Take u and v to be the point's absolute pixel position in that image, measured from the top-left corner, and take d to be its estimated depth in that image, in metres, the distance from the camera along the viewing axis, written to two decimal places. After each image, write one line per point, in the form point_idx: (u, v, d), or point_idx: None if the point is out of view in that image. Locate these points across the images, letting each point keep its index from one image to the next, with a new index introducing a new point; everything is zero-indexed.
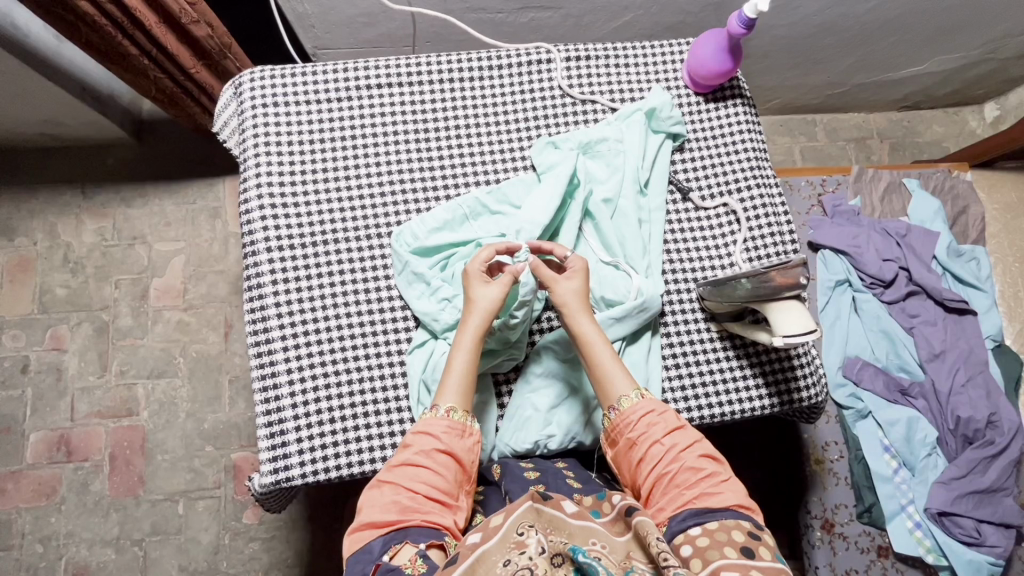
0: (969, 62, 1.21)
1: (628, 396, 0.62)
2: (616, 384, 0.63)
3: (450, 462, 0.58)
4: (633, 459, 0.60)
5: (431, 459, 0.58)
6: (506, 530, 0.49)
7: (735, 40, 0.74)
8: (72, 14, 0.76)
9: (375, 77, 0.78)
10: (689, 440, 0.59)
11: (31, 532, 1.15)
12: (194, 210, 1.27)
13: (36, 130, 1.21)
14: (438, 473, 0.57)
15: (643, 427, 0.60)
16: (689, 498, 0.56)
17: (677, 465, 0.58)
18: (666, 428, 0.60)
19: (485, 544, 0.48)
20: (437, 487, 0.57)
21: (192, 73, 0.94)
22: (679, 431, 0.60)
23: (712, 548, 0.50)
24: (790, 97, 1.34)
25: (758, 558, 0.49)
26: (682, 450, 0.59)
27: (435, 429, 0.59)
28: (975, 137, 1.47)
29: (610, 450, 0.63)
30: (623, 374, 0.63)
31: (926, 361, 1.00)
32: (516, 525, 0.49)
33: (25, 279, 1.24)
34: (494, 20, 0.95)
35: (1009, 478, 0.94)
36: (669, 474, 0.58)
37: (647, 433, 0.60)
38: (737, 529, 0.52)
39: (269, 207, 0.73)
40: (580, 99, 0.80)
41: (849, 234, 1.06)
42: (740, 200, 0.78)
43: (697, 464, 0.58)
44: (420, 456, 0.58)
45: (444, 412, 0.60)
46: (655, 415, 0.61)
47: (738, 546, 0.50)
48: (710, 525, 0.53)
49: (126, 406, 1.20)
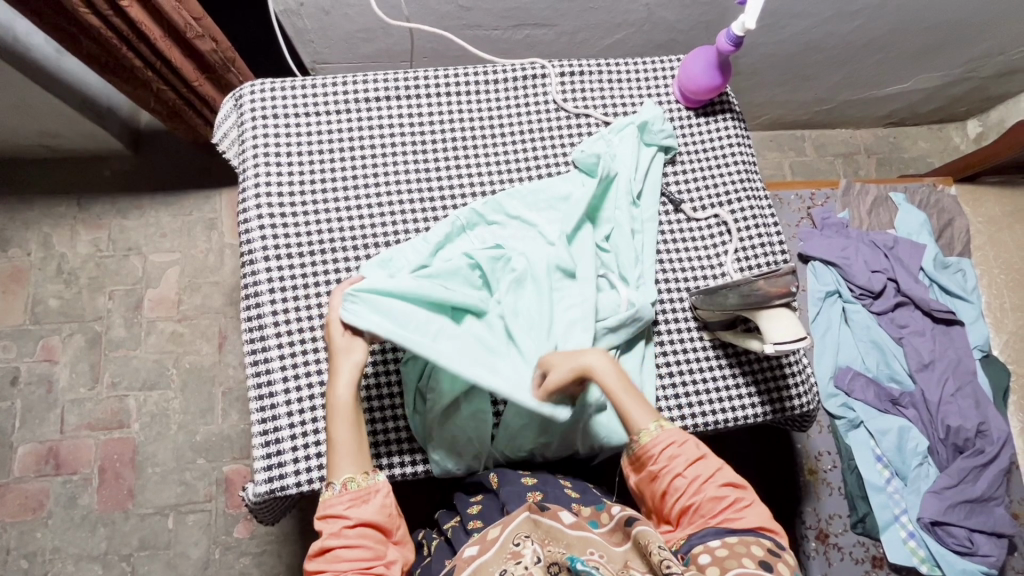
0: (951, 79, 1.25)
1: (647, 428, 0.61)
2: (637, 413, 0.61)
3: (365, 529, 0.58)
4: (655, 488, 0.61)
5: (344, 535, 0.57)
6: (502, 542, 0.54)
7: (725, 57, 0.76)
8: (76, 26, 0.79)
9: (374, 90, 0.79)
10: (712, 470, 0.60)
11: (17, 548, 1.13)
12: (190, 221, 1.28)
13: (32, 140, 1.21)
14: (356, 544, 0.57)
15: (667, 458, 0.60)
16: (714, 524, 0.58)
17: (700, 495, 0.59)
18: (689, 460, 0.60)
19: (482, 556, 0.54)
20: (360, 558, 0.56)
21: (195, 85, 0.95)
22: (701, 461, 0.61)
23: (731, 558, 0.54)
24: (779, 113, 1.37)
25: (777, 572, 0.53)
26: (706, 479, 0.60)
27: (338, 508, 0.58)
28: (958, 152, 1.51)
29: (633, 476, 0.63)
30: (640, 405, 0.62)
31: (916, 371, 1.02)
32: (512, 536, 0.54)
33: (18, 290, 1.23)
34: (490, 36, 0.97)
35: (999, 487, 0.96)
36: (692, 504, 0.59)
37: (669, 466, 0.60)
38: (756, 544, 0.56)
39: (268, 216, 0.73)
40: (574, 112, 0.82)
41: (838, 246, 1.09)
42: (731, 211, 0.80)
43: (719, 493, 0.59)
44: (332, 538, 0.57)
45: (340, 487, 0.59)
46: (678, 446, 0.61)
47: (757, 559, 0.54)
48: (730, 540, 0.56)
49: (117, 418, 1.19)
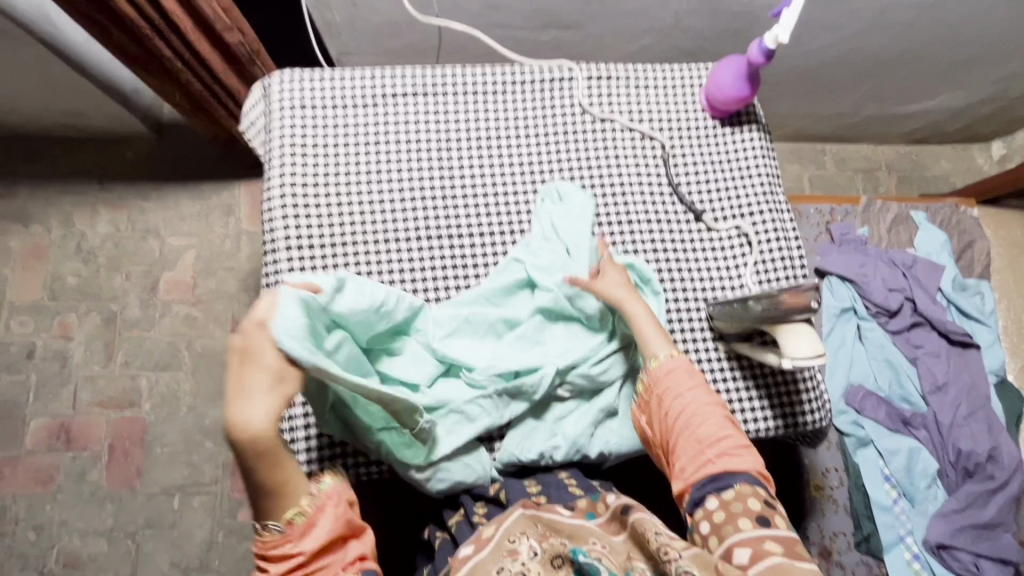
0: (979, 99, 1.24)
1: (659, 355, 0.64)
2: (653, 340, 0.65)
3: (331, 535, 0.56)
4: (659, 420, 0.63)
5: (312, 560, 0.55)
6: (498, 542, 0.56)
7: (755, 67, 0.76)
8: (107, 16, 0.78)
9: (401, 86, 0.80)
10: (711, 401, 0.61)
11: (25, 519, 1.15)
12: (208, 205, 1.29)
13: (57, 119, 1.23)
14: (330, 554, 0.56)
15: (669, 385, 0.63)
16: (714, 462, 0.58)
17: (699, 423, 0.60)
18: (689, 386, 0.62)
19: (477, 555, 0.55)
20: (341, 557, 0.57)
21: (222, 77, 0.96)
22: (702, 392, 0.62)
23: (728, 523, 0.55)
24: (802, 125, 1.35)
25: (774, 527, 0.54)
26: (704, 408, 0.61)
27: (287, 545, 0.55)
28: (982, 173, 1.49)
29: (644, 418, 0.65)
30: (659, 334, 0.66)
31: (929, 393, 1.01)
32: (506, 536, 0.56)
33: (38, 266, 1.25)
34: (517, 36, 0.97)
35: (1008, 514, 0.95)
36: (690, 433, 0.60)
37: (671, 391, 0.62)
38: (753, 497, 0.56)
39: (292, 206, 0.74)
40: (599, 117, 0.82)
41: (857, 263, 1.08)
42: (753, 223, 0.79)
43: (720, 426, 0.60)
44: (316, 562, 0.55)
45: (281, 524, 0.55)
46: (679, 373, 0.63)
47: (753, 516, 0.54)
48: (727, 496, 0.56)
49: (129, 397, 1.20)
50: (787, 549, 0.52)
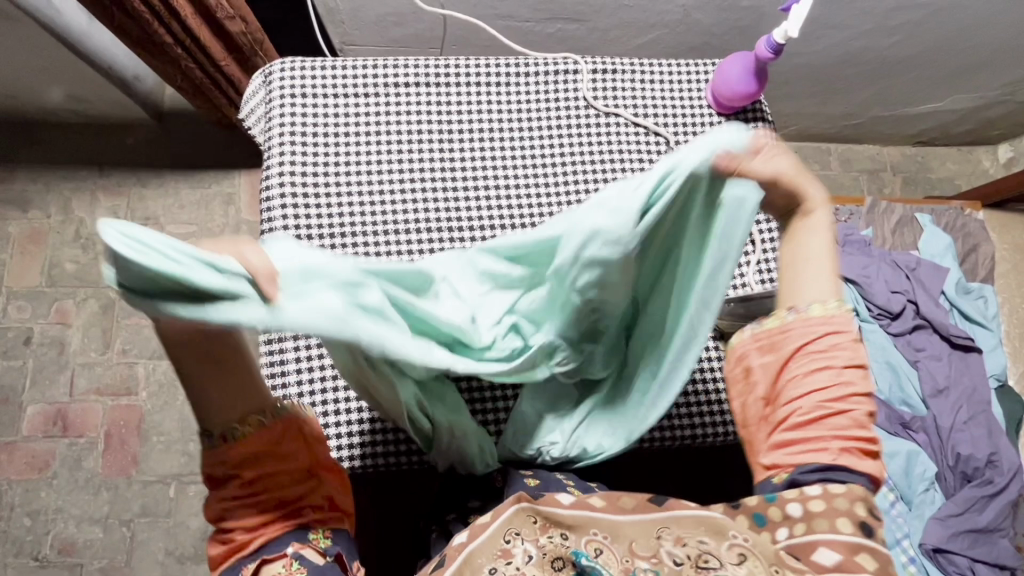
0: (986, 101, 1.23)
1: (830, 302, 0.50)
2: (818, 283, 0.51)
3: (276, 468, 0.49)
4: (785, 373, 0.50)
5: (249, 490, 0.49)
6: (492, 533, 0.50)
7: (762, 63, 0.75)
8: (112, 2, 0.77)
9: (403, 76, 0.79)
10: (865, 386, 0.49)
11: (21, 505, 1.15)
12: (208, 194, 1.28)
13: (57, 104, 1.22)
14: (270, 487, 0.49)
15: (826, 346, 0.49)
16: (831, 447, 0.48)
17: (839, 404, 0.48)
18: (849, 360, 0.49)
19: (470, 544, 0.50)
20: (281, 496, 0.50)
21: (221, 65, 0.94)
22: (861, 372, 0.49)
23: (824, 517, 0.46)
24: (807, 124, 1.34)
25: (874, 540, 0.46)
26: (852, 391, 0.48)
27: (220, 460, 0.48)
28: (987, 176, 1.48)
29: (759, 360, 0.52)
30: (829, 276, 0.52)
31: (929, 396, 1.00)
32: (503, 531, 0.50)
33: (36, 251, 1.25)
34: (522, 28, 0.96)
35: (1005, 519, 0.95)
36: (827, 412, 0.48)
37: (819, 355, 0.49)
38: (863, 502, 0.47)
39: (291, 196, 0.73)
40: (604, 111, 0.81)
41: (860, 264, 1.07)
42: (757, 221, 0.79)
43: (858, 415, 0.48)
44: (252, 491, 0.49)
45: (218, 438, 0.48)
46: (841, 341, 0.49)
47: (857, 522, 0.46)
48: (835, 488, 0.47)
49: (126, 384, 1.20)
50: (879, 567, 0.45)
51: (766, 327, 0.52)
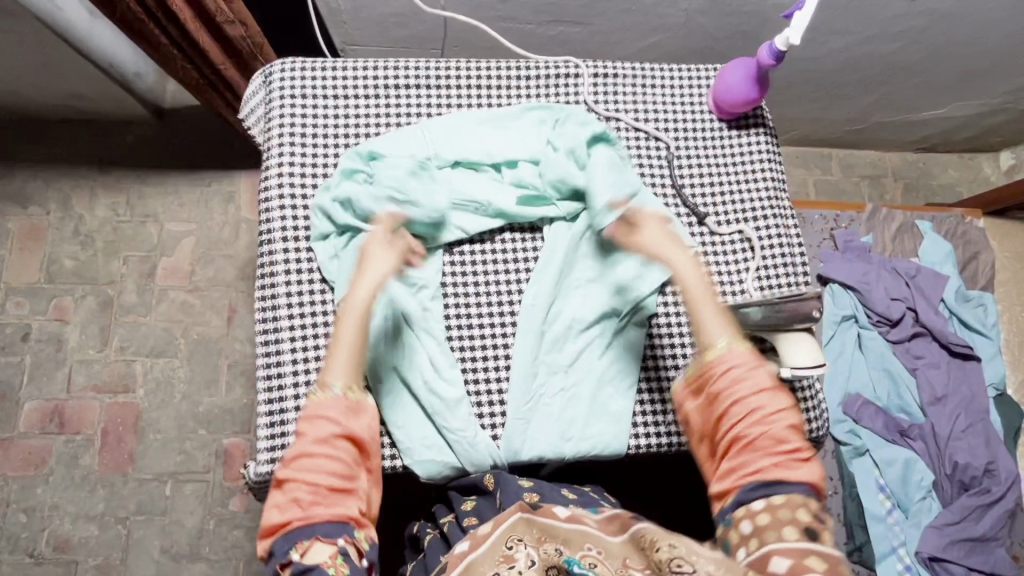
0: (988, 109, 1.23)
1: (716, 344, 0.59)
2: (710, 330, 0.60)
3: (348, 446, 0.58)
4: (710, 414, 0.58)
5: (328, 445, 0.57)
6: (494, 544, 0.55)
7: (764, 70, 0.75)
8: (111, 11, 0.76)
9: (405, 78, 0.78)
10: (779, 407, 0.56)
11: (17, 501, 1.15)
12: (208, 192, 1.28)
13: (58, 100, 1.22)
14: (336, 460, 0.57)
15: (730, 381, 0.57)
16: (763, 468, 0.55)
17: (759, 427, 0.56)
18: (755, 386, 0.57)
19: (472, 555, 0.54)
20: (336, 474, 0.56)
21: (221, 69, 0.94)
22: (770, 396, 0.57)
23: (771, 528, 0.51)
24: (808, 129, 1.34)
25: (822, 541, 0.50)
26: (769, 413, 0.56)
27: (329, 412, 0.58)
28: (989, 183, 1.48)
29: (692, 402, 0.60)
30: (717, 317, 0.61)
31: (928, 404, 1.00)
32: (505, 539, 0.55)
33: (35, 248, 1.24)
34: (523, 30, 0.95)
35: (1003, 528, 0.95)
36: (749, 438, 0.56)
37: (733, 387, 0.57)
38: (804, 508, 0.52)
39: (290, 198, 0.73)
40: (604, 115, 0.80)
41: (859, 270, 1.07)
42: (756, 227, 0.78)
43: (782, 434, 0.55)
44: (317, 444, 0.57)
45: (337, 392, 0.60)
46: (747, 371, 0.57)
47: (801, 528, 0.51)
48: (775, 500, 0.53)
49: (123, 382, 1.20)
50: (830, 567, 0.48)
51: (690, 372, 0.61)
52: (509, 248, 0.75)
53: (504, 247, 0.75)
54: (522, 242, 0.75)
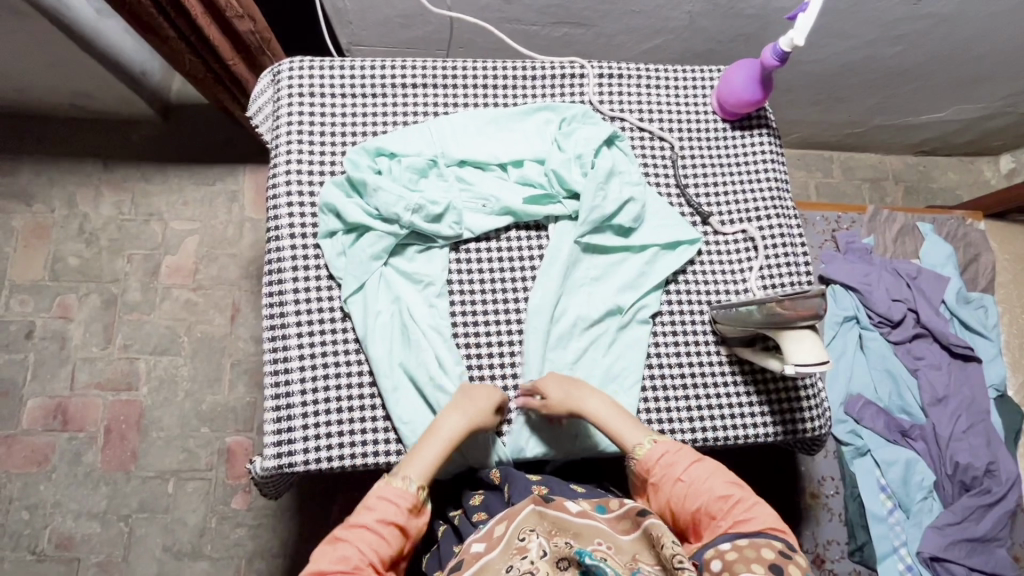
0: (988, 112, 1.24)
1: (641, 446, 0.63)
2: (627, 435, 0.64)
3: (399, 536, 0.57)
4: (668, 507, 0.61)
5: (383, 527, 0.57)
6: (507, 539, 0.55)
7: (768, 71, 0.75)
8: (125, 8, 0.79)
9: (412, 77, 0.79)
10: (711, 471, 0.61)
11: (19, 499, 1.15)
12: (213, 191, 1.29)
13: (64, 99, 1.23)
14: (386, 543, 0.56)
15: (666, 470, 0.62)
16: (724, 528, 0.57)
17: (705, 497, 0.59)
18: (686, 463, 0.61)
19: (489, 554, 0.55)
20: (380, 556, 0.56)
21: (230, 64, 0.94)
22: (698, 464, 0.61)
23: (740, 561, 0.51)
24: (810, 132, 1.35)
25: None
26: (707, 479, 0.60)
27: (395, 500, 0.58)
28: (989, 186, 1.48)
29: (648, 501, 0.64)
30: (628, 425, 0.65)
31: (929, 405, 1.00)
32: (518, 531, 0.56)
33: (40, 245, 1.25)
34: (528, 32, 0.96)
35: (1003, 528, 0.95)
36: (702, 509, 0.59)
37: (668, 473, 0.61)
38: (767, 547, 0.53)
39: (298, 194, 0.74)
40: (609, 115, 0.81)
41: (860, 271, 1.08)
42: (759, 227, 0.79)
43: (724, 492, 0.59)
44: (379, 523, 0.57)
45: (406, 483, 0.59)
46: (673, 452, 0.62)
47: (766, 562, 0.51)
48: (741, 542, 0.54)
49: (126, 379, 1.20)
50: None
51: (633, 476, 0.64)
52: (515, 245, 0.75)
53: (510, 244, 0.75)
54: (528, 240, 0.76)
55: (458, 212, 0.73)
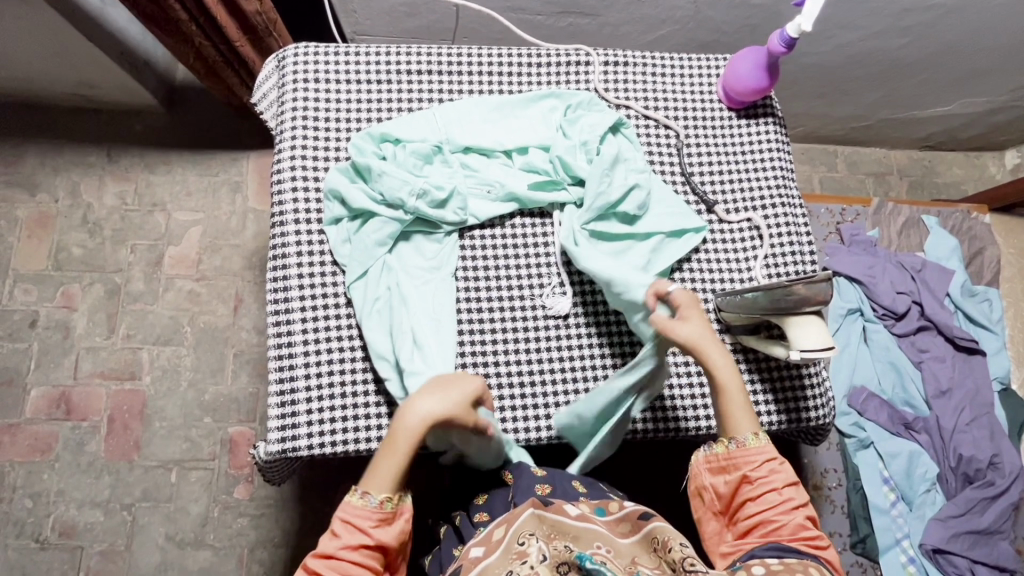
0: (994, 106, 1.23)
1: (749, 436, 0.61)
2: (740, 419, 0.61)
3: (376, 554, 0.56)
4: (737, 496, 0.61)
5: (355, 551, 0.55)
6: (507, 543, 0.55)
7: (774, 58, 0.75)
8: None
9: (417, 64, 0.79)
10: (802, 499, 0.60)
11: (23, 487, 1.15)
12: (216, 182, 1.28)
13: (69, 88, 1.23)
14: (362, 566, 0.55)
15: (763, 470, 0.60)
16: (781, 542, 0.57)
17: (786, 515, 0.58)
18: (786, 479, 0.60)
19: (488, 558, 0.55)
20: None
21: (236, 45, 0.94)
22: (796, 486, 0.60)
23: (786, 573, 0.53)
24: (814, 126, 1.34)
25: None
26: (793, 503, 0.59)
27: (363, 521, 0.55)
28: (994, 181, 1.48)
29: (711, 478, 0.63)
30: (747, 411, 0.62)
31: (932, 397, 1.00)
32: (517, 536, 0.55)
33: (43, 235, 1.25)
34: (533, 21, 0.96)
35: (1007, 521, 0.95)
36: (774, 519, 0.58)
37: (767, 478, 0.60)
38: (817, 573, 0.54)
39: (302, 180, 0.74)
40: (615, 103, 0.81)
41: (864, 263, 1.07)
42: (764, 216, 0.79)
43: (803, 522, 0.58)
44: (347, 549, 0.54)
45: (375, 501, 0.56)
46: (777, 462, 0.60)
47: None
48: (789, 560, 0.55)
49: (129, 369, 1.20)
50: None
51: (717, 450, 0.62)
52: (519, 233, 0.75)
53: (514, 231, 0.75)
54: (532, 227, 0.76)
55: (463, 198, 0.73)
